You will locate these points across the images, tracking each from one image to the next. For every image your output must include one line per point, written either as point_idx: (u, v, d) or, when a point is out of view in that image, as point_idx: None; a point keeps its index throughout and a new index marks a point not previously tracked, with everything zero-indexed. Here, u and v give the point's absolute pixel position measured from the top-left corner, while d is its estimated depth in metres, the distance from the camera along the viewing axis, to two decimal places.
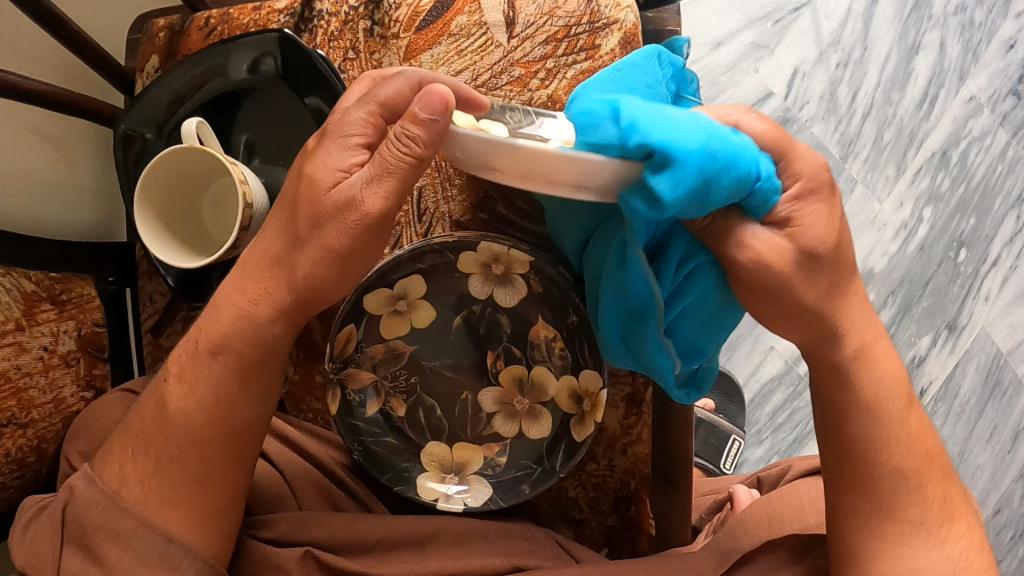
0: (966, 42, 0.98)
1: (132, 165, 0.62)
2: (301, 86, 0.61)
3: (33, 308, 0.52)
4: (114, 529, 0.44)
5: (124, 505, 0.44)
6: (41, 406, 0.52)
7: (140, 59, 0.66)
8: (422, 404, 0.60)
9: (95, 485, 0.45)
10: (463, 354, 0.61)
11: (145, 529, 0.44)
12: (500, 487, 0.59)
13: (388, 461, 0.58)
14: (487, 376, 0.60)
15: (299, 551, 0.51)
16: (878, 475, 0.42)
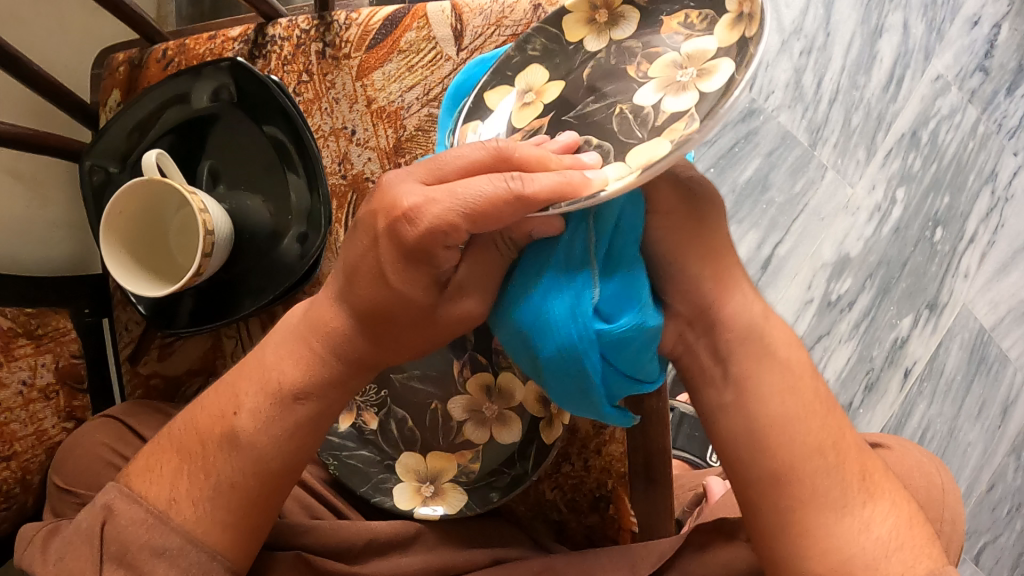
0: (930, 22, 0.98)
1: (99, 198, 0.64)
2: (257, 111, 0.62)
3: (10, 344, 0.53)
4: (161, 547, 0.41)
5: (170, 523, 0.42)
6: (23, 438, 0.53)
7: (103, 93, 0.67)
8: (393, 417, 0.62)
9: (135, 502, 0.42)
10: (430, 365, 0.61)
11: (189, 546, 0.41)
12: (474, 493, 0.60)
13: (364, 474, 0.60)
14: (454, 385, 0.61)
15: (294, 555, 0.53)
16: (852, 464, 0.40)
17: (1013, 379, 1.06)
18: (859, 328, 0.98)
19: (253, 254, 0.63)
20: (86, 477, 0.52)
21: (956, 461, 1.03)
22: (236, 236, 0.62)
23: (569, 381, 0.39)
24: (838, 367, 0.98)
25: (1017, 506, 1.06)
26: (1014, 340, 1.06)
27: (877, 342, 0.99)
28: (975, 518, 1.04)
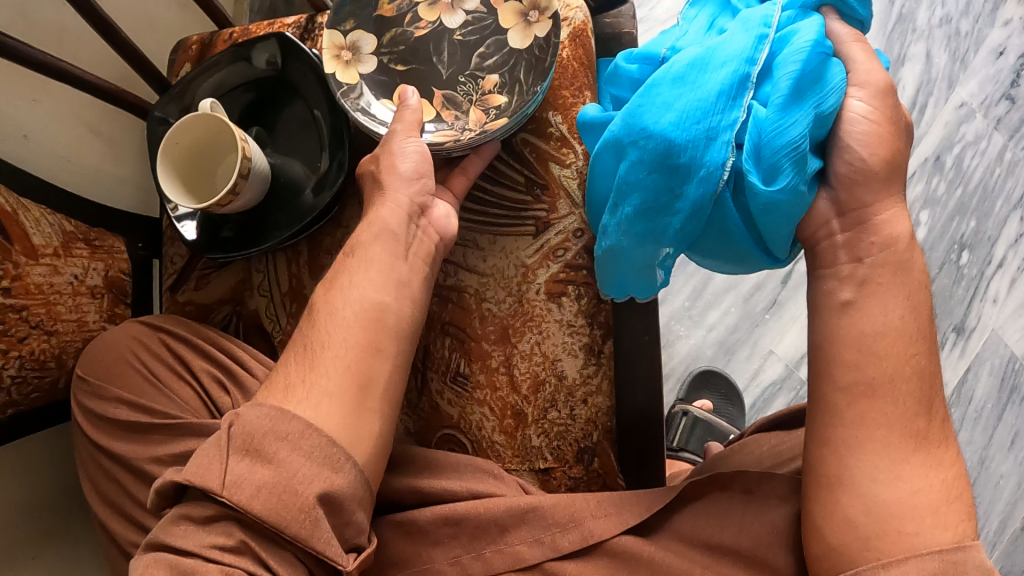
0: (953, 52, 1.02)
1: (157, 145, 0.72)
2: (300, 82, 0.69)
3: (70, 243, 0.62)
4: (283, 433, 0.46)
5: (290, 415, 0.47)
6: (66, 322, 0.62)
7: (176, 67, 0.76)
8: (399, 40, 0.65)
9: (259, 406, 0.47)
10: (453, 63, 0.65)
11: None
12: (514, 102, 0.62)
13: (461, 113, 0.64)
14: (448, 41, 0.65)
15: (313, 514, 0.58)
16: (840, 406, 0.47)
17: None
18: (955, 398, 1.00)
19: (285, 202, 0.69)
20: (109, 361, 0.61)
21: (985, 492, 1.00)
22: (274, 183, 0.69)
23: (673, 200, 0.51)
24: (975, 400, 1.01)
25: None
26: None
27: None
28: (1010, 558, 0.99)
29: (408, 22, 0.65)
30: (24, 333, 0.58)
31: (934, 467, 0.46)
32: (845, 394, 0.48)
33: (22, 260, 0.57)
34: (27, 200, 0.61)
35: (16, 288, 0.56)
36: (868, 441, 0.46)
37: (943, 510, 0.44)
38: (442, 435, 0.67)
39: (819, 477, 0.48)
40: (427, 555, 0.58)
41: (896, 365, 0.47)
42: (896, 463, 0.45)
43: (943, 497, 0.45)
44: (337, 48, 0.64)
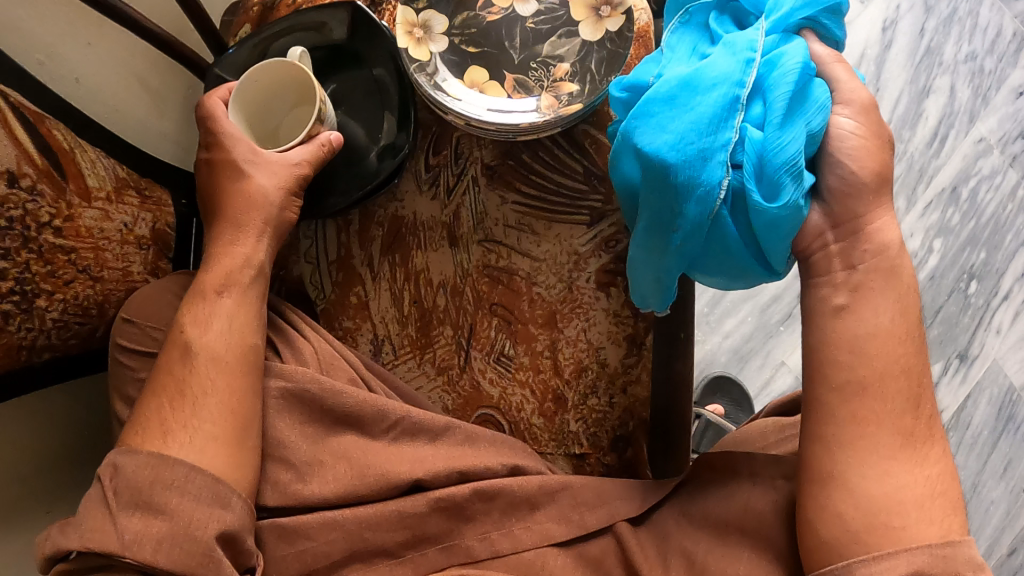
0: (975, 88, 1.05)
1: None
2: (368, 50, 0.69)
3: (122, 190, 0.61)
4: (168, 480, 0.48)
5: (172, 461, 0.49)
6: (112, 270, 0.60)
7: (236, 27, 0.76)
8: (471, 21, 0.66)
9: (135, 455, 0.49)
10: (525, 47, 0.65)
11: (198, 474, 0.48)
12: (587, 91, 0.63)
13: (529, 98, 0.64)
14: (519, 25, 0.65)
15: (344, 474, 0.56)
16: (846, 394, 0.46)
17: None
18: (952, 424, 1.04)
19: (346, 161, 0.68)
20: (150, 315, 0.58)
21: (975, 516, 1.03)
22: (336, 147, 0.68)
23: (672, 218, 0.49)
24: (973, 426, 1.04)
25: None
26: None
27: None
28: None
29: (480, 7, 0.66)
30: (71, 276, 0.56)
31: (918, 464, 0.45)
32: (838, 394, 0.47)
33: (75, 201, 0.55)
34: (83, 139, 0.58)
35: (67, 230, 0.55)
36: (859, 440, 0.45)
37: (929, 506, 0.44)
38: (479, 414, 0.67)
39: (811, 473, 0.46)
40: (457, 526, 0.57)
41: (885, 364, 0.46)
42: (885, 459, 0.45)
43: (928, 493, 0.44)
44: (410, 24, 0.65)
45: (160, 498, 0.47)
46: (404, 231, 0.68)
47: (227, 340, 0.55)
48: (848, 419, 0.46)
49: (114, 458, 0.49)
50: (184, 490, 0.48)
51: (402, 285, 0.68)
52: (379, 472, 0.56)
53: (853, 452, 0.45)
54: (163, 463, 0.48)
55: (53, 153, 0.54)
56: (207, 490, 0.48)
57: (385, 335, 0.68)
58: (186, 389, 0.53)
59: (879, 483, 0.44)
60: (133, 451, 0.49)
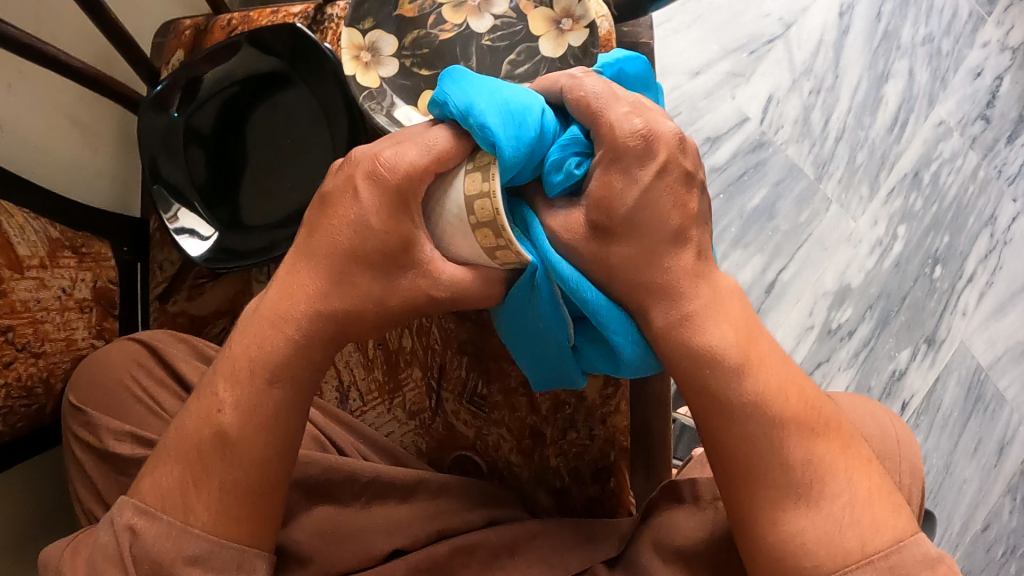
0: (934, 70, 1.05)
1: (154, 139, 0.66)
2: (309, 73, 0.64)
3: (57, 252, 0.58)
4: (192, 555, 0.41)
5: (192, 530, 0.41)
6: (54, 341, 0.58)
7: (168, 53, 0.71)
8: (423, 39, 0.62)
9: (153, 516, 0.42)
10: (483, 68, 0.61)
11: (223, 547, 0.41)
12: None
13: None
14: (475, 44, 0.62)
15: (324, 540, 0.54)
16: (780, 406, 0.40)
17: (1009, 419, 1.07)
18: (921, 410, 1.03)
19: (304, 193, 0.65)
20: (99, 385, 0.56)
21: (950, 496, 1.04)
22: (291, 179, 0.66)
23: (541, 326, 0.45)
24: (943, 408, 1.04)
25: (1012, 548, 1.06)
26: (1012, 380, 1.07)
27: (876, 372, 1.01)
28: (969, 557, 1.04)
29: (432, 24, 0.62)
30: (11, 357, 0.54)
31: (849, 467, 0.40)
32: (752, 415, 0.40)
33: (7, 275, 0.53)
34: (11, 206, 0.55)
35: (2, 307, 0.52)
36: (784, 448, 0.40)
37: (838, 541, 0.38)
38: (456, 456, 0.65)
39: (746, 485, 0.40)
40: None
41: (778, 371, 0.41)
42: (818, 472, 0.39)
43: (863, 495, 0.39)
44: (356, 48, 0.61)
45: (182, 574, 0.40)
46: None
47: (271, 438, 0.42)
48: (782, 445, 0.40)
49: (130, 520, 0.42)
50: (208, 564, 0.41)
51: None
52: (358, 538, 0.55)
53: (814, 479, 0.39)
54: (187, 534, 0.41)
55: None
56: (232, 561, 0.41)
57: (350, 381, 0.65)
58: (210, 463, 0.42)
59: (832, 502, 0.39)
60: (152, 513, 0.42)
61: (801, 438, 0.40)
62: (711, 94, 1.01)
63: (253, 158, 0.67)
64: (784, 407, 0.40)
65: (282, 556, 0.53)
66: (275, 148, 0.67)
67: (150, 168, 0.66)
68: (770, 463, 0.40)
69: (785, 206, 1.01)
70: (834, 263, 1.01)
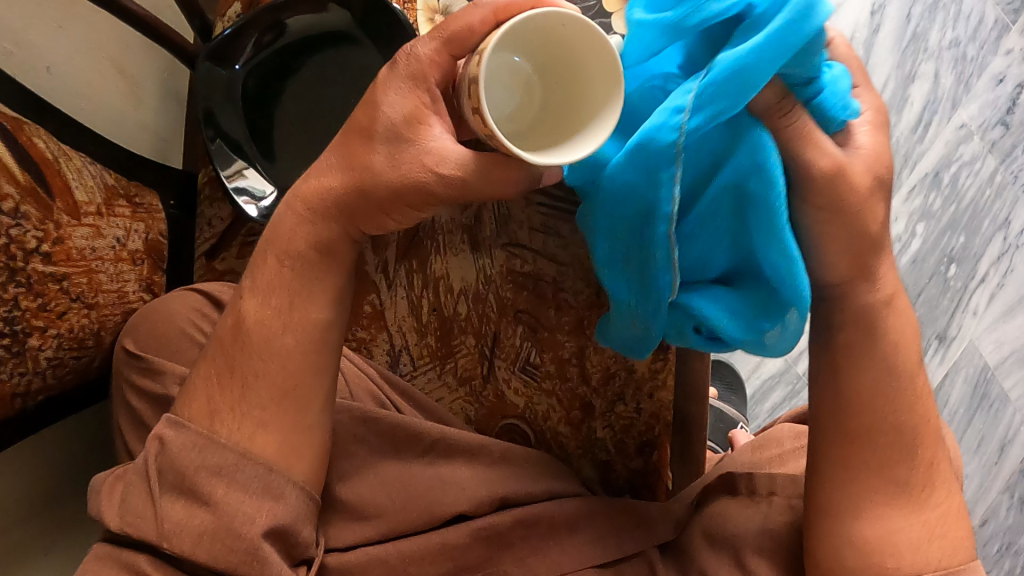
0: (958, 74, 1.07)
1: (222, 96, 0.64)
2: (382, 35, 0.62)
3: (112, 199, 0.54)
4: (216, 467, 0.42)
5: (219, 442, 0.42)
6: (107, 293, 0.53)
7: (223, 5, 0.67)
8: None
9: (185, 428, 0.43)
10: None
11: (248, 462, 0.42)
12: None
13: None
14: None
15: (382, 501, 0.54)
16: (908, 422, 0.43)
17: (1013, 420, 1.09)
18: None
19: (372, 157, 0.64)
20: (154, 339, 0.53)
21: None
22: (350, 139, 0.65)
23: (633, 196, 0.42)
24: (950, 403, 1.07)
25: (1007, 545, 1.08)
26: (1018, 381, 1.09)
27: None
28: None
29: None
30: (64, 308, 0.49)
31: (949, 487, 0.43)
32: (873, 423, 0.43)
33: (63, 219, 0.48)
34: (66, 146, 0.51)
35: (57, 254, 0.48)
36: (899, 465, 0.43)
37: (924, 549, 0.41)
38: (505, 424, 0.66)
39: (853, 480, 0.43)
40: (495, 549, 0.55)
41: (911, 393, 0.43)
42: (926, 487, 0.43)
43: (956, 512, 0.43)
44: (431, 9, 0.63)
45: (205, 485, 0.41)
46: (421, 236, 0.64)
47: (287, 323, 0.45)
48: (903, 460, 0.42)
49: (159, 430, 0.43)
50: (233, 477, 0.42)
51: (421, 292, 0.64)
52: (426, 498, 0.55)
53: (928, 486, 0.42)
54: (213, 446, 0.42)
55: (36, 166, 0.47)
56: (260, 481, 0.42)
57: (403, 345, 0.65)
58: (235, 363, 0.45)
59: (933, 509, 0.42)
60: (183, 425, 0.43)
61: (926, 456, 0.43)
62: None
63: (312, 119, 0.65)
64: (909, 423, 0.43)
65: (341, 511, 0.53)
66: (337, 111, 0.65)
67: (205, 115, 0.63)
68: (888, 463, 0.42)
69: None
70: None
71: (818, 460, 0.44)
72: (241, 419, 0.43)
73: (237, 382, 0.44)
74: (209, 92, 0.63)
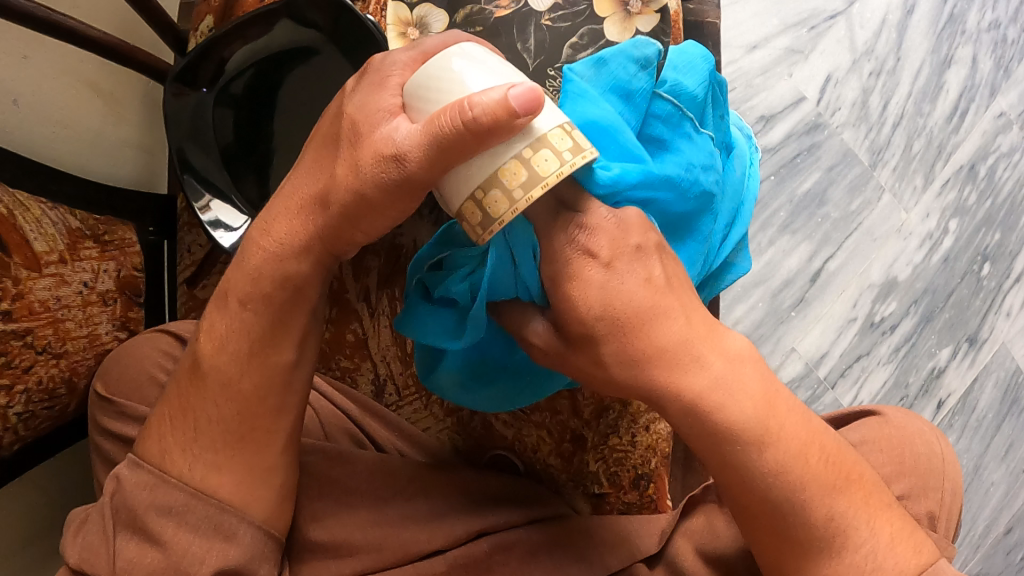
0: (997, 59, 1.01)
1: (196, 119, 0.63)
2: (352, 50, 0.59)
3: (77, 243, 0.57)
4: (166, 506, 0.43)
5: (171, 481, 0.43)
6: (77, 339, 0.57)
7: (196, 20, 0.67)
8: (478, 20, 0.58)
9: (141, 468, 0.44)
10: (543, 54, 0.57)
11: (199, 502, 0.43)
12: None
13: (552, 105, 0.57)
14: (534, 23, 0.58)
15: (356, 540, 0.53)
16: (807, 479, 0.39)
17: None
18: (957, 411, 1.00)
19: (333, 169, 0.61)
20: (129, 381, 0.55)
21: (976, 499, 1.02)
22: None
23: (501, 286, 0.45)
24: (981, 407, 1.02)
25: None
26: None
27: (915, 368, 0.99)
28: (988, 560, 1.02)
29: (488, 1, 0.58)
30: (30, 362, 0.53)
31: (874, 515, 0.40)
32: (776, 484, 0.39)
33: (22, 274, 0.51)
34: (24, 198, 0.54)
35: (17, 310, 0.51)
36: (816, 520, 0.39)
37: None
38: (492, 456, 0.63)
39: (785, 540, 0.40)
40: None
41: (799, 443, 0.39)
42: (860, 531, 0.39)
43: (893, 536, 0.40)
44: (403, 23, 0.59)
45: (156, 525, 0.42)
46: (403, 262, 0.62)
47: (242, 364, 0.44)
48: (809, 516, 0.39)
49: (117, 469, 0.45)
50: (183, 518, 0.43)
51: None
52: (397, 537, 0.54)
53: (840, 535, 0.39)
54: (165, 485, 0.43)
55: None
56: (210, 521, 0.43)
57: (387, 375, 0.64)
58: (186, 406, 0.45)
59: (857, 553, 0.39)
60: (140, 464, 0.44)
61: (840, 499, 0.39)
62: (767, 70, 0.96)
63: (290, 139, 0.63)
64: (813, 476, 0.39)
65: (311, 552, 0.53)
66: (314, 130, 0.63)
67: (179, 159, 0.62)
68: (797, 521, 0.39)
69: (837, 193, 0.97)
70: (882, 256, 0.97)
71: (742, 522, 0.41)
72: (198, 466, 0.44)
73: (190, 424, 0.44)
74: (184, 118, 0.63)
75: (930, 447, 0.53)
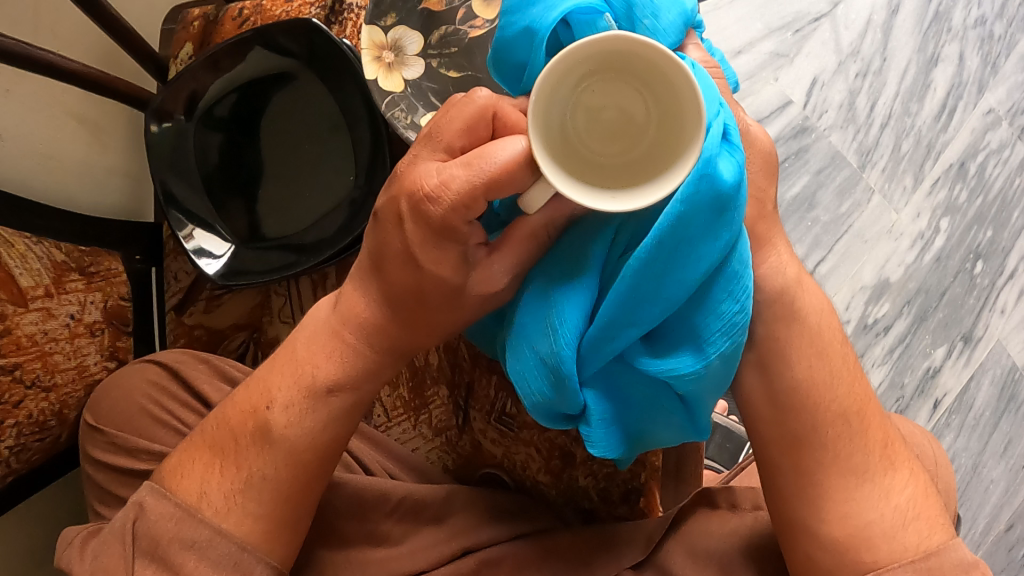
0: (985, 55, 1.01)
1: (180, 158, 0.64)
2: (330, 75, 0.60)
3: (63, 277, 0.57)
4: (189, 540, 0.42)
5: (198, 516, 0.43)
6: (65, 371, 0.57)
7: (175, 47, 0.68)
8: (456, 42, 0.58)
9: (165, 499, 0.44)
10: None
11: (222, 538, 0.42)
12: None
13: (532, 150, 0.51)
14: None
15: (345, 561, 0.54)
16: (854, 423, 0.42)
17: None
18: (951, 408, 1.00)
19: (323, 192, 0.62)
20: (123, 415, 0.55)
21: (975, 497, 1.01)
22: (302, 178, 0.63)
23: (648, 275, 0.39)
24: (978, 404, 1.01)
25: None
26: None
27: (910, 369, 0.98)
28: (990, 557, 1.01)
29: (460, 20, 0.58)
30: (19, 396, 0.54)
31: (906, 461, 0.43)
32: (821, 421, 0.42)
33: (9, 310, 0.52)
34: (11, 235, 0.54)
35: (5, 346, 0.51)
36: (858, 456, 0.42)
37: (901, 535, 0.40)
38: (483, 473, 0.64)
39: (838, 476, 0.41)
40: None
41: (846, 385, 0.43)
42: (894, 470, 0.42)
43: (925, 488, 0.42)
44: (378, 47, 0.57)
45: (178, 557, 0.42)
46: None
47: None
48: (852, 454, 0.42)
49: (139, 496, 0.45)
50: (202, 552, 0.42)
51: None
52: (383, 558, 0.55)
53: (886, 475, 0.42)
54: (189, 519, 0.43)
55: None
56: (228, 558, 0.42)
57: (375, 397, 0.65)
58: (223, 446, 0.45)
59: (900, 495, 0.41)
60: (165, 495, 0.44)
61: (876, 443, 0.42)
62: (753, 76, 0.97)
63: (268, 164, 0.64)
64: (858, 422, 0.42)
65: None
66: (297, 150, 0.63)
67: (163, 192, 0.63)
68: (843, 462, 0.42)
69: (826, 196, 0.97)
70: (875, 257, 0.97)
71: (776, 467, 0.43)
72: (227, 505, 0.44)
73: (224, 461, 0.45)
74: (167, 155, 0.64)
75: (918, 449, 0.52)
